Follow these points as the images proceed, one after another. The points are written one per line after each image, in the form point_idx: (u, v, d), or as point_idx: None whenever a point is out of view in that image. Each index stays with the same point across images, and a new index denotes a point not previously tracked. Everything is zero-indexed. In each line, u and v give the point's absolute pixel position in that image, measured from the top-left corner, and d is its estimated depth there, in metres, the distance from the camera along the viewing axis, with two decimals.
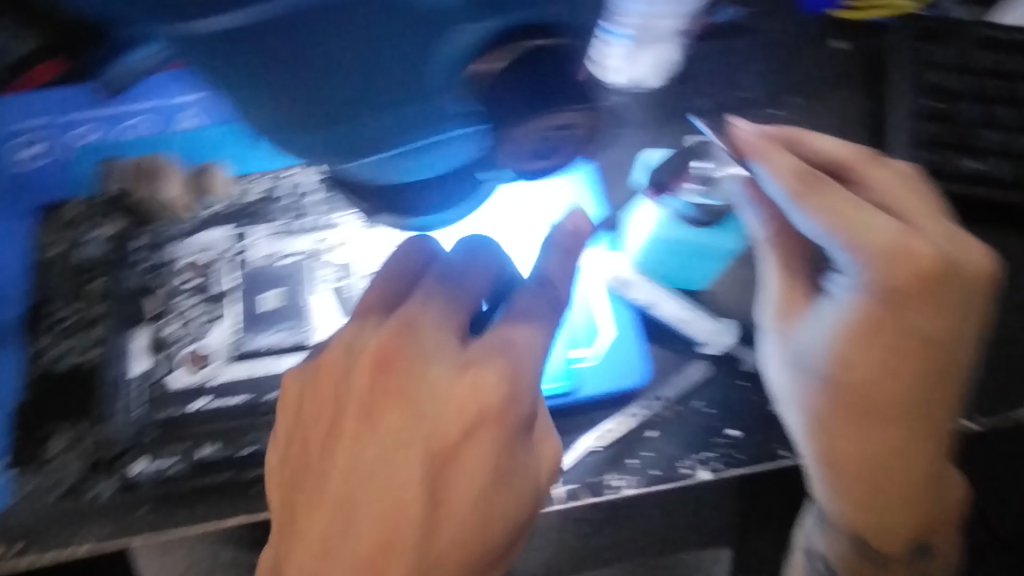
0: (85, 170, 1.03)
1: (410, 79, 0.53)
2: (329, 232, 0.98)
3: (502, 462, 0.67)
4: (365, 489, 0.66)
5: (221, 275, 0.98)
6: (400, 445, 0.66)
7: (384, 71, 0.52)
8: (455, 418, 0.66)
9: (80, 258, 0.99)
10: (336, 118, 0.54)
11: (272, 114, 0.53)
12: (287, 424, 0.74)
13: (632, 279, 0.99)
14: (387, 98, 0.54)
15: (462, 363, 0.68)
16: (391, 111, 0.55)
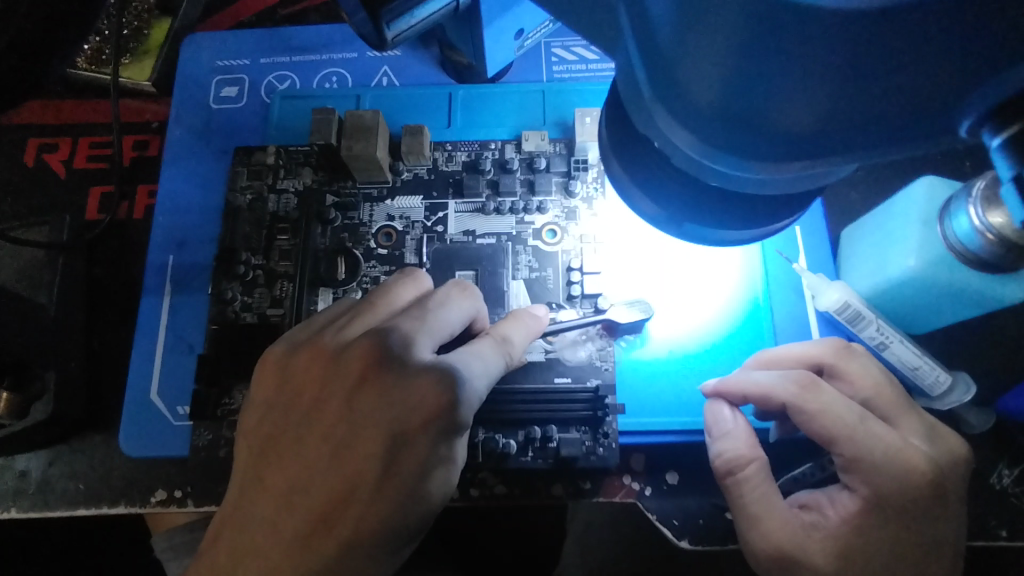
0: (283, 118, 1.02)
1: (866, 141, 0.39)
2: (531, 217, 0.93)
3: (439, 448, 0.60)
4: (327, 463, 0.60)
5: (413, 246, 0.94)
6: (362, 415, 0.60)
7: (841, 128, 0.38)
8: (397, 420, 0.59)
9: (270, 210, 0.96)
10: (763, 139, 0.40)
11: (673, 105, 0.42)
12: (270, 389, 0.66)
13: (863, 314, 0.84)
14: (844, 131, 0.38)
15: (428, 363, 0.62)
16: (837, 145, 0.39)
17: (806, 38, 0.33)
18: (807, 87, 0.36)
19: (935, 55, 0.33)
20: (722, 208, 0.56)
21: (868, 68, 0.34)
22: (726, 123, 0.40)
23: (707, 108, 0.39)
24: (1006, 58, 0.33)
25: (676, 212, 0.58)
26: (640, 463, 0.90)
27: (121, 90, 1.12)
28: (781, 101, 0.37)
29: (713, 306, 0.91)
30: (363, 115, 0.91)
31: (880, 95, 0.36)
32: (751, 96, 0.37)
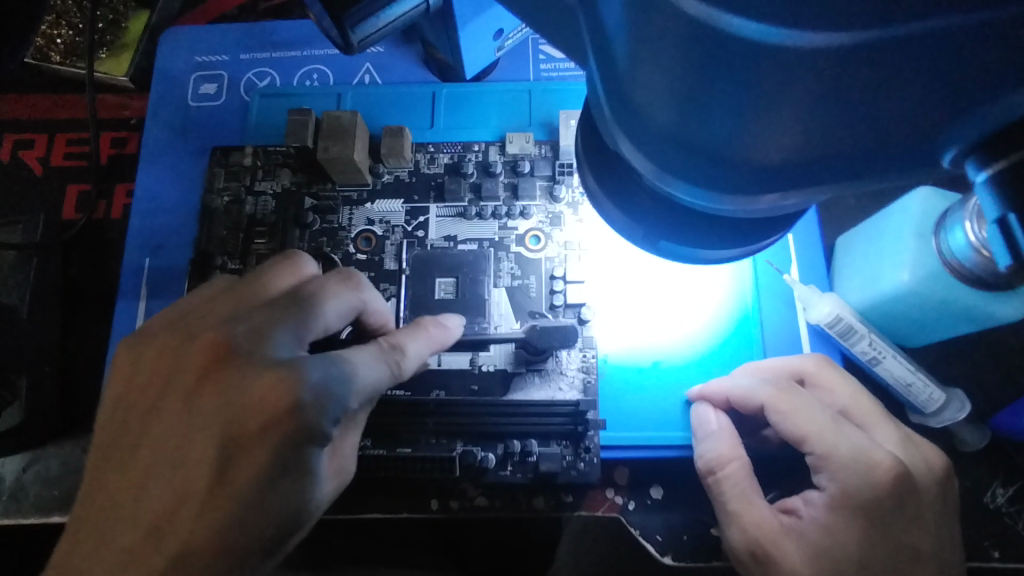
0: (262, 118, 0.99)
1: (837, 174, 0.36)
2: (514, 223, 0.90)
3: (289, 454, 0.55)
4: (168, 456, 0.56)
5: (393, 252, 0.91)
6: (200, 414, 0.56)
7: (811, 162, 0.35)
8: (245, 420, 0.55)
9: (247, 212, 0.93)
10: (724, 173, 0.37)
11: (631, 128, 0.39)
12: (119, 384, 0.61)
13: (856, 328, 0.81)
14: (815, 162, 0.35)
15: (279, 359, 0.58)
16: (807, 176, 0.37)
17: (771, 74, 0.30)
18: (771, 123, 0.33)
19: (915, 89, 0.30)
20: (705, 228, 0.52)
21: (839, 104, 0.31)
22: (684, 154, 0.37)
23: (667, 138, 0.37)
24: (985, 93, 0.30)
25: (650, 229, 0.54)
26: (624, 477, 0.88)
27: (98, 85, 1.09)
28: (740, 137, 0.34)
29: (700, 316, 0.89)
30: (340, 117, 0.87)
31: (855, 130, 0.33)
32: (709, 130, 0.35)
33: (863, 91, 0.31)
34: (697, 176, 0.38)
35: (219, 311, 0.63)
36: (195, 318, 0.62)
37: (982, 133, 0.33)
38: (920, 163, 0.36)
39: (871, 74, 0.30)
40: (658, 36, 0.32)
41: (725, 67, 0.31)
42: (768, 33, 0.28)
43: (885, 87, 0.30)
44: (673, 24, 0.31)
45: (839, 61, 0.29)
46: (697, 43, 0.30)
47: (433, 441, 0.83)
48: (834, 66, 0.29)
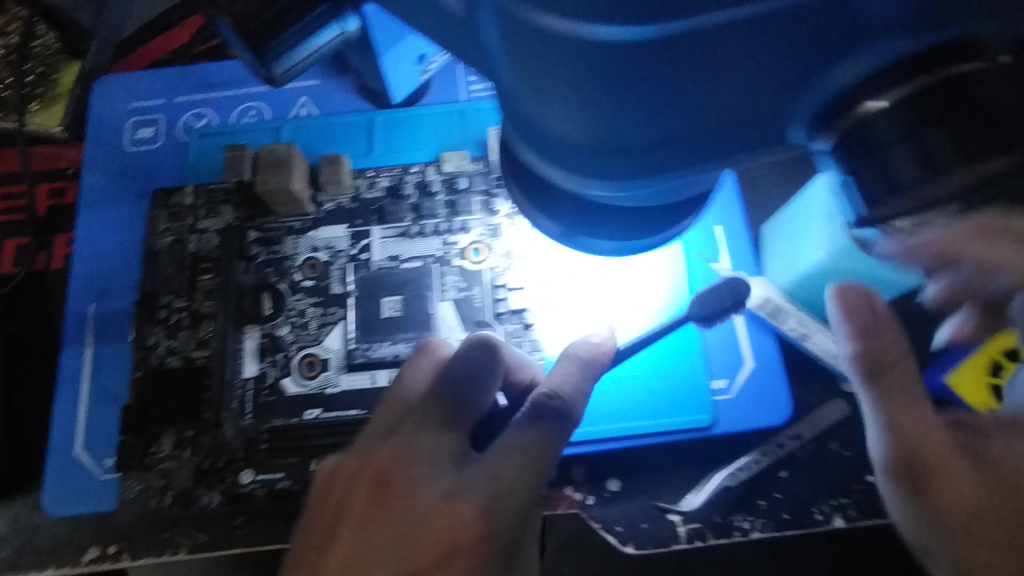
0: (201, 157, 1.01)
1: (707, 153, 0.42)
2: (455, 237, 0.93)
3: (448, 561, 0.65)
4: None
5: (339, 276, 0.94)
6: (371, 536, 0.66)
7: (682, 145, 0.41)
8: (432, 550, 0.65)
9: (191, 250, 0.95)
10: (623, 167, 0.42)
11: (536, 139, 0.43)
12: None
13: (783, 307, 0.88)
14: (696, 146, 0.41)
15: (443, 489, 0.67)
16: (692, 158, 0.42)
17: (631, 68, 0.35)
18: (652, 117, 0.38)
19: (760, 73, 0.36)
20: (619, 219, 0.57)
21: (692, 88, 0.37)
22: (585, 155, 0.41)
23: (563, 142, 0.41)
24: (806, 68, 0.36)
25: (569, 226, 0.58)
26: (582, 473, 0.90)
27: (31, 137, 1.09)
28: (628, 132, 0.39)
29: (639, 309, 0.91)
30: (277, 149, 0.90)
31: (724, 112, 0.38)
32: (602, 131, 0.39)
33: (721, 78, 0.36)
34: (603, 173, 0.42)
35: None
36: None
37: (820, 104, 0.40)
38: (773, 136, 0.42)
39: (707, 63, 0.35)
40: (533, 56, 0.36)
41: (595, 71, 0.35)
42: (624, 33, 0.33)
43: (722, 73, 0.36)
44: (543, 44, 0.34)
45: (682, 52, 0.34)
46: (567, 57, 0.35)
47: None
48: (681, 56, 0.34)
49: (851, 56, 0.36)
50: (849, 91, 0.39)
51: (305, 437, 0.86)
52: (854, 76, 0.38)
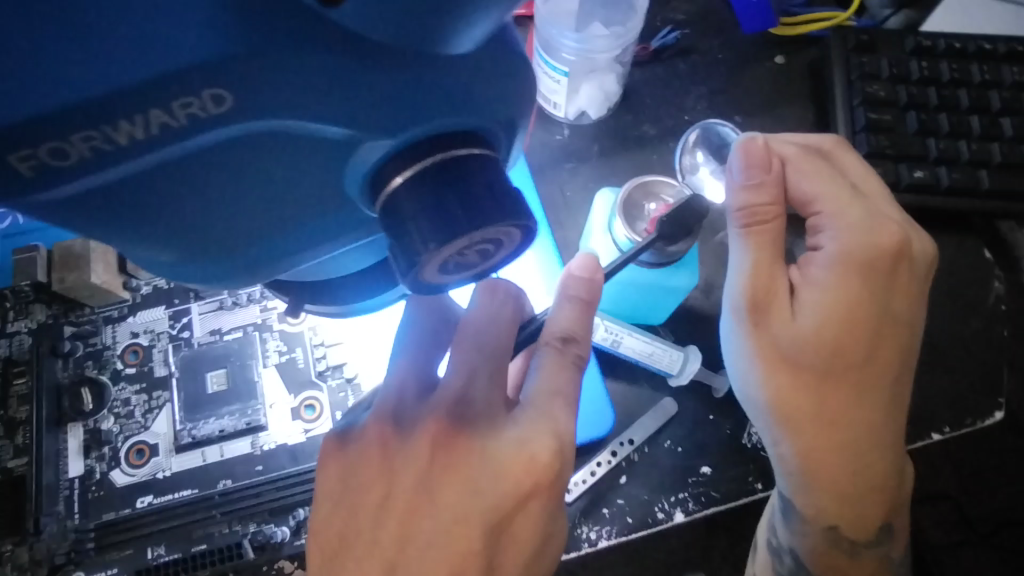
0: (7, 259, 0.99)
1: (302, 241, 0.45)
2: (272, 302, 0.95)
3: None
4: (447, 541, 0.63)
5: (161, 358, 0.93)
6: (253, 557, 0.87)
7: (294, 226, 0.43)
8: (514, 490, 0.64)
9: (3, 356, 0.92)
10: (225, 268, 0.45)
11: (147, 264, 0.46)
12: None
13: (589, 321, 0.93)
14: (280, 238, 0.44)
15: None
16: (289, 248, 0.45)
17: (167, 189, 0.37)
18: (200, 226, 0.41)
19: (299, 179, 0.40)
20: (319, 299, 0.57)
21: (245, 188, 0.39)
22: (184, 266, 0.44)
23: (164, 265, 0.44)
24: (348, 157, 0.40)
25: (290, 303, 0.58)
26: None
27: None
28: (200, 240, 0.42)
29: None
30: (73, 245, 0.90)
31: (283, 209, 0.42)
32: (178, 244, 0.42)
33: (246, 189, 0.39)
34: (215, 272, 0.45)
35: None
36: None
37: (370, 175, 0.41)
38: (360, 215, 0.45)
39: (248, 171, 0.38)
40: (68, 217, 0.38)
41: (135, 200, 0.37)
42: (118, 172, 0.35)
43: (276, 176, 0.39)
44: (59, 205, 0.36)
45: (195, 164, 0.36)
46: (94, 202, 0.37)
47: (223, 531, 0.84)
48: (201, 167, 0.37)
49: (359, 144, 0.39)
50: (375, 177, 0.42)
51: (138, 526, 0.84)
52: (369, 165, 0.41)
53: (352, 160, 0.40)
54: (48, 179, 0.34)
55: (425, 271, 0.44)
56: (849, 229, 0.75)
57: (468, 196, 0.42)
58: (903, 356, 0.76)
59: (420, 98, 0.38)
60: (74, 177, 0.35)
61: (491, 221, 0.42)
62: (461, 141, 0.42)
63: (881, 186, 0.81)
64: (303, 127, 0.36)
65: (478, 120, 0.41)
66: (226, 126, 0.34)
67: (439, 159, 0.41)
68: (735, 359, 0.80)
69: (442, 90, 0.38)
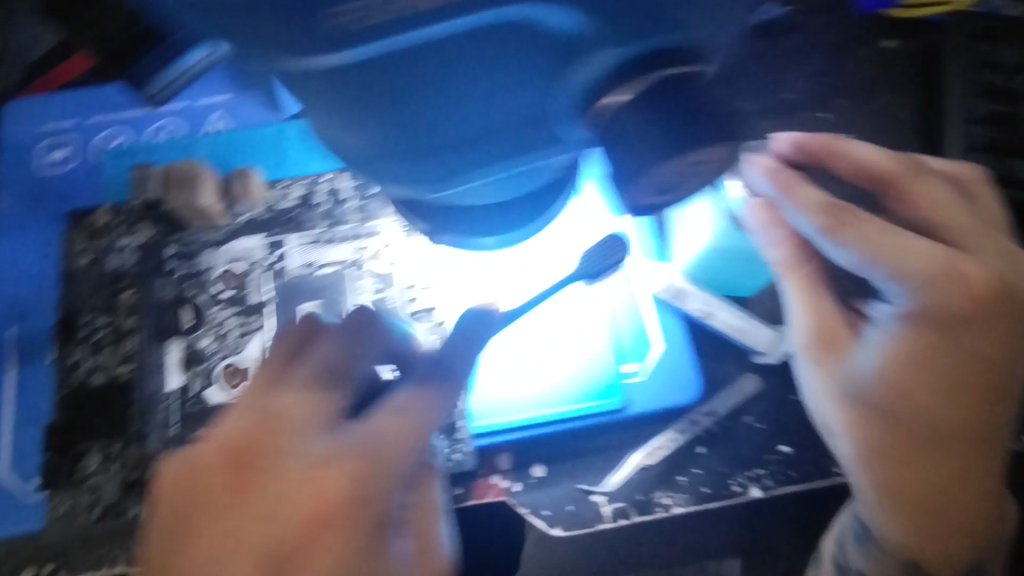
0: (113, 177, 1.01)
1: (511, 144, 0.51)
2: (367, 241, 0.95)
3: (369, 544, 0.71)
4: (286, 517, 0.69)
5: (258, 285, 0.95)
6: (237, 534, 0.70)
7: (493, 138, 0.50)
8: (308, 516, 0.69)
9: (112, 269, 0.97)
10: (439, 162, 0.51)
11: (366, 161, 0.53)
12: (165, 506, 0.74)
13: (686, 290, 0.95)
14: (495, 138, 0.50)
15: (317, 456, 0.71)
16: (498, 150, 0.51)
17: (413, 81, 0.44)
18: (437, 113, 0.47)
19: (532, 74, 0.46)
20: (493, 225, 0.63)
21: (468, 95, 0.46)
22: (407, 160, 0.51)
23: (385, 157, 0.51)
24: (571, 73, 0.47)
25: (433, 222, 0.59)
26: (507, 462, 0.95)
27: None
28: (430, 130, 0.48)
29: (573, 315, 0.99)
30: (186, 166, 0.93)
31: (509, 110, 0.48)
32: (412, 134, 0.48)
33: (489, 83, 0.46)
34: (429, 166, 0.51)
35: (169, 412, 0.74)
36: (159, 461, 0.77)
37: (583, 98, 0.50)
38: (562, 122, 0.51)
39: (486, 75, 0.45)
40: (325, 92, 0.44)
41: (398, 79, 0.43)
42: (387, 47, 0.41)
43: (501, 83, 0.46)
44: (324, 77, 0.42)
45: (447, 63, 0.43)
46: (351, 78, 0.42)
47: None
48: (450, 66, 0.44)
49: (600, 45, 0.45)
50: (595, 90, 0.49)
51: None
52: (592, 75, 0.48)
53: (576, 67, 0.46)
54: (340, 44, 0.39)
55: (646, 187, 0.53)
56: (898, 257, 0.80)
57: (693, 114, 0.50)
58: (977, 399, 0.83)
59: (659, 8, 0.43)
60: (361, 47, 0.40)
61: (707, 134, 0.50)
62: (673, 60, 0.48)
63: (968, 220, 0.85)
64: (556, 24, 0.42)
65: (690, 38, 0.47)
66: (504, 9, 0.40)
67: (664, 72, 0.48)
68: (805, 390, 0.91)
69: (680, 9, 0.44)
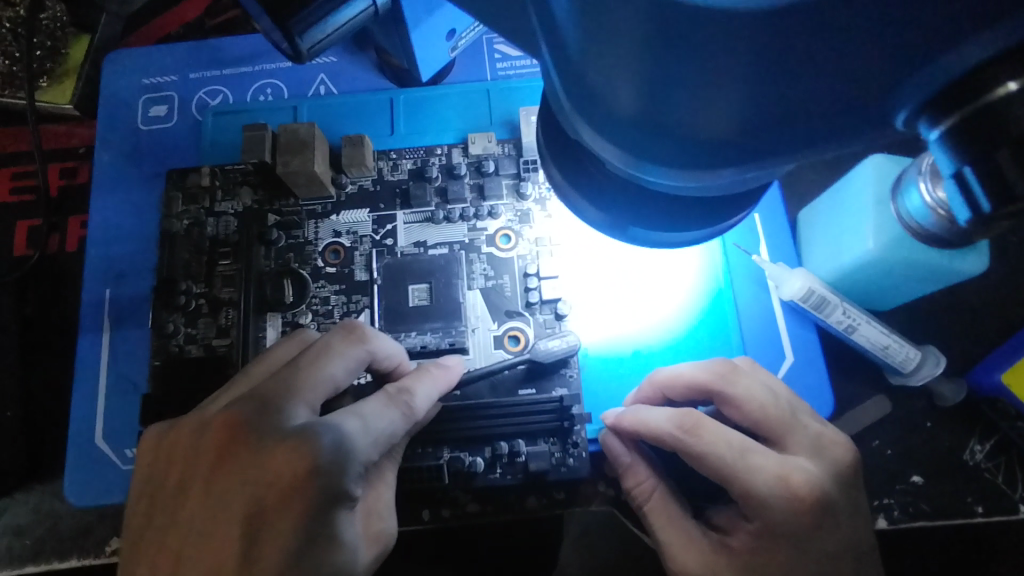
0: (217, 136, 0.97)
1: (794, 148, 0.36)
2: (483, 223, 0.90)
3: (311, 523, 0.57)
4: (247, 492, 0.58)
5: (363, 262, 0.89)
6: (222, 496, 0.59)
7: (767, 136, 0.35)
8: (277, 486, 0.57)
9: (209, 234, 0.91)
10: (691, 149, 0.37)
11: (591, 117, 0.39)
12: (143, 466, 0.65)
13: (828, 299, 0.83)
14: (784, 136, 0.35)
15: (291, 430, 0.60)
16: (776, 152, 0.37)
17: (727, 52, 0.31)
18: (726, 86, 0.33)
19: (882, 65, 0.31)
20: (679, 222, 0.52)
21: (782, 86, 0.32)
22: (651, 136, 0.37)
23: (622, 121, 0.37)
24: (930, 60, 0.31)
25: (619, 217, 0.53)
26: (615, 468, 0.86)
27: (40, 114, 1.05)
28: (708, 102, 0.34)
29: (647, 290, 0.88)
30: (298, 129, 0.87)
31: (827, 105, 0.33)
32: (676, 103, 0.35)
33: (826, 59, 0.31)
34: (675, 150, 0.37)
35: (276, 388, 0.63)
36: (202, 407, 0.66)
37: (930, 93, 0.34)
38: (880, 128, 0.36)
39: (821, 69, 0.32)
40: (614, 17, 0.33)
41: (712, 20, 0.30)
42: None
43: (831, 85, 0.32)
44: (629, 3, 0.31)
45: (787, 37, 0.30)
46: (659, 21, 0.31)
47: (418, 450, 0.81)
48: (788, 46, 0.31)
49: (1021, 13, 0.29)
50: (967, 80, 0.33)
51: None
52: (978, 59, 0.32)
53: (939, 61, 0.32)
54: None
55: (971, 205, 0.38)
56: (688, 554, 0.72)
57: None
58: None
59: None
60: None
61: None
62: None
63: None
64: None
65: None
66: None
67: None
68: (948, 443, 0.88)
69: None
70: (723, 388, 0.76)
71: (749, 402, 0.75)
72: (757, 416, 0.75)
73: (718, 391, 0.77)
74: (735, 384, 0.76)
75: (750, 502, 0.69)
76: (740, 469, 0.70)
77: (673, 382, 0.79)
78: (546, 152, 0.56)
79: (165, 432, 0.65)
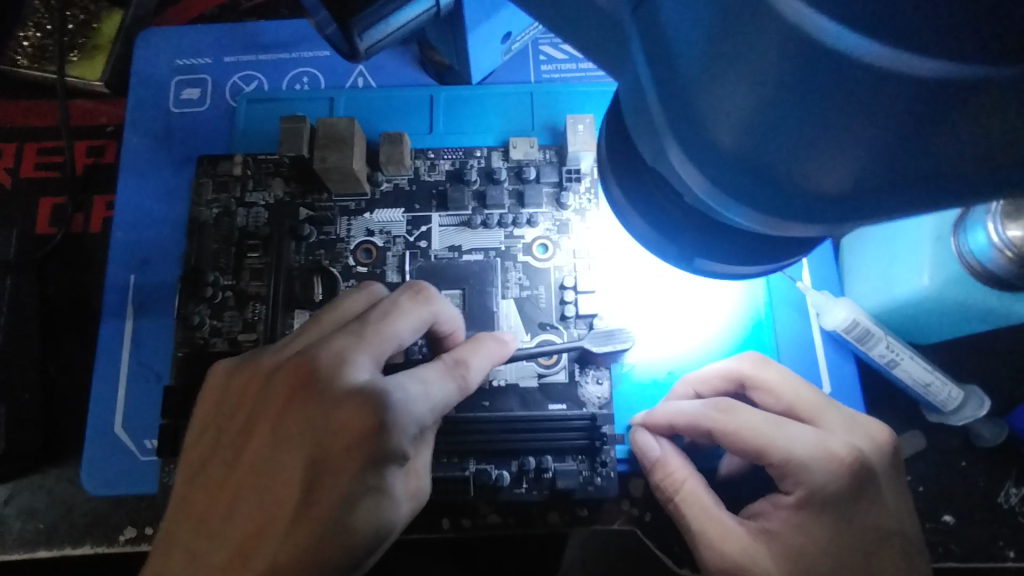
0: (250, 124, 0.95)
1: (905, 201, 0.35)
2: (520, 231, 0.87)
3: (368, 475, 0.55)
4: (298, 454, 0.56)
5: (395, 264, 0.87)
6: (287, 432, 0.57)
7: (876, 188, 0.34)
8: (338, 441, 0.55)
9: (239, 225, 0.89)
10: (792, 193, 0.35)
11: (687, 146, 0.37)
12: (208, 402, 0.63)
13: (873, 331, 0.80)
14: (896, 189, 0.34)
15: (356, 385, 0.57)
16: (882, 204, 0.35)
17: (873, 114, 0.29)
18: (846, 143, 0.31)
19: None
20: (744, 256, 0.50)
21: (910, 148, 0.31)
22: (752, 175, 0.35)
23: (724, 154, 0.35)
24: None
25: (685, 247, 0.51)
26: (640, 488, 0.84)
27: (69, 90, 1.03)
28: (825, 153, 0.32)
29: (684, 307, 0.86)
30: (337, 123, 0.84)
31: (958, 160, 0.31)
32: (787, 150, 0.33)
33: (970, 121, 0.29)
34: (775, 193, 0.36)
35: (351, 342, 0.60)
36: (271, 350, 0.63)
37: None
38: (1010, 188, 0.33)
39: (969, 137, 0.30)
40: (755, 52, 0.30)
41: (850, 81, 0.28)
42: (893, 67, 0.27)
43: (974, 152, 0.31)
44: (784, 42, 0.28)
45: (930, 119, 0.28)
46: (825, 67, 0.28)
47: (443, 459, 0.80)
48: (931, 119, 0.29)
49: None
50: None
51: None
52: None
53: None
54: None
55: None
56: (728, 540, 0.69)
57: None
58: None
59: None
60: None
61: None
62: None
63: None
64: None
65: None
66: None
67: None
68: (983, 482, 0.86)
69: None
70: (754, 376, 0.77)
71: (783, 386, 0.76)
72: (790, 399, 0.75)
73: (749, 380, 0.77)
74: (768, 372, 0.77)
75: (789, 469, 0.69)
76: (777, 438, 0.69)
77: (707, 373, 0.79)
78: (613, 170, 0.54)
79: (238, 367, 0.63)
